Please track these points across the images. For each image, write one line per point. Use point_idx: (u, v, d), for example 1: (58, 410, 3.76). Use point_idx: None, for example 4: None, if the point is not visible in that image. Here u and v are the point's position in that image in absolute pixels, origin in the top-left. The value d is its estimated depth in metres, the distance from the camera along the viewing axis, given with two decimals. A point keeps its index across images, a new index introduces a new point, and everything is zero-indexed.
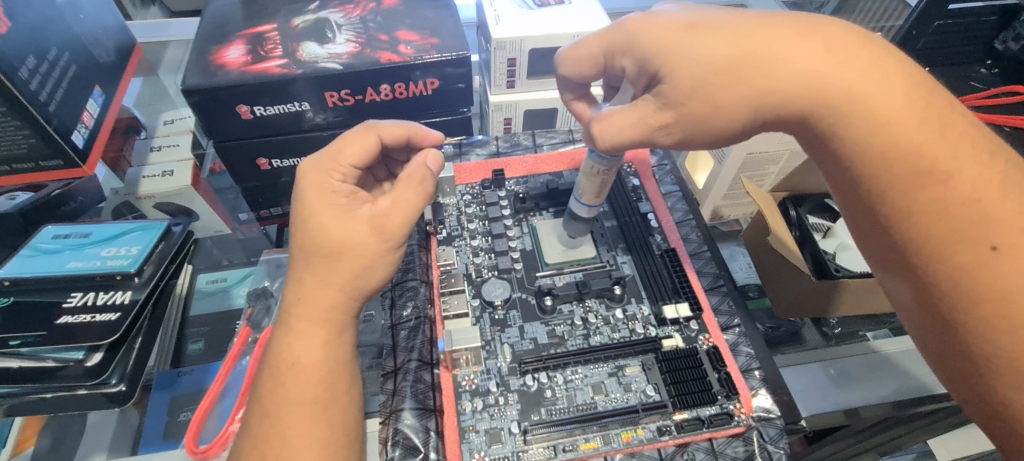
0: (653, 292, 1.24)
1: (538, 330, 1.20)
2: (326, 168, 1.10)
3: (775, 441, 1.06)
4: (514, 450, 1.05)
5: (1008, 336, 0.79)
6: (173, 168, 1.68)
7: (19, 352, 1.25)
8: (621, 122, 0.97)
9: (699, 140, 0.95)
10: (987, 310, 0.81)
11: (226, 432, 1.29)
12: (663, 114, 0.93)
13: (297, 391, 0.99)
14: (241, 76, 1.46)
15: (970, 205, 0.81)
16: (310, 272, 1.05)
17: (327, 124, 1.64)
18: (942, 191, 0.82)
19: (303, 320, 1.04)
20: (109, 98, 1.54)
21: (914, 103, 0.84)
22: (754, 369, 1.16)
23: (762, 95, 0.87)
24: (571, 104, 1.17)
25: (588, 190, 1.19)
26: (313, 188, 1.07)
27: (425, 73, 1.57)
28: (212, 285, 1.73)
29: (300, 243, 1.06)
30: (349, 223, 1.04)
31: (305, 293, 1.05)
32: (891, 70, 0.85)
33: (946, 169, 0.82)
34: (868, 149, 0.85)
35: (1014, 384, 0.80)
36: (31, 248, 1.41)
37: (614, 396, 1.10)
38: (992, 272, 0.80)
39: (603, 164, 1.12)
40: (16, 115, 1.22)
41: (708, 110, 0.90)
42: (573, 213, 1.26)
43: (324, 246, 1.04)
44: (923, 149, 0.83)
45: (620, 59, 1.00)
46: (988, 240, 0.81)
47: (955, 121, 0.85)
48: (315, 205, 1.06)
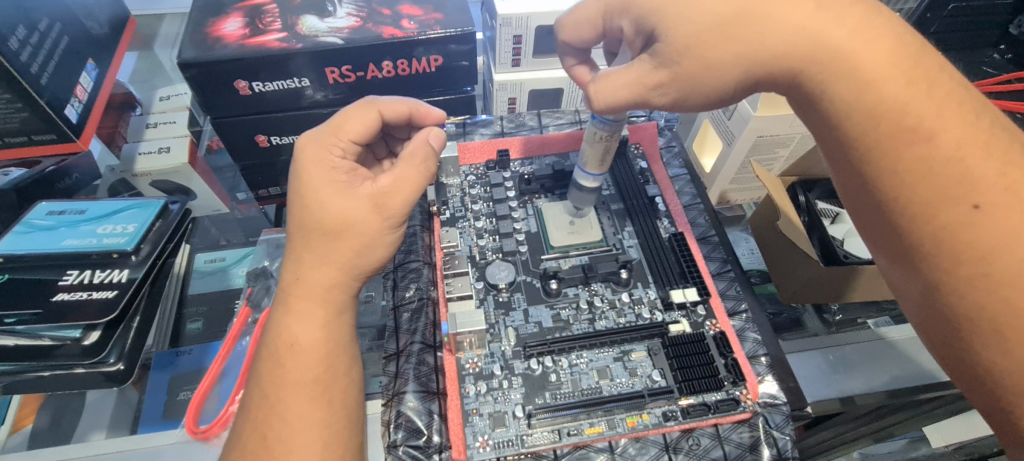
0: (660, 277, 1.22)
1: (542, 313, 1.18)
2: (326, 142, 1.07)
3: (781, 427, 1.06)
4: (518, 433, 1.03)
5: (989, 295, 0.78)
6: (170, 145, 1.66)
7: (15, 330, 1.23)
8: (619, 81, 0.93)
9: (692, 101, 0.93)
10: (969, 270, 0.79)
11: (226, 412, 1.26)
12: (658, 74, 0.91)
13: (297, 372, 0.97)
14: (239, 50, 1.42)
15: (953, 164, 0.79)
16: (309, 251, 1.03)
17: (327, 101, 1.60)
18: (926, 149, 0.80)
19: (302, 300, 1.02)
20: (103, 72, 1.50)
21: (900, 60, 0.82)
22: (760, 355, 1.15)
23: (755, 52, 0.85)
24: (572, 69, 1.14)
25: (592, 158, 1.19)
26: (312, 163, 1.05)
27: (428, 50, 1.52)
28: (211, 264, 1.71)
29: (297, 220, 1.03)
30: (349, 199, 1.02)
31: (305, 272, 1.03)
32: (880, 35, 0.82)
33: (931, 126, 0.80)
34: (854, 110, 0.83)
35: (996, 347, 0.78)
36: (25, 224, 1.37)
37: (619, 381, 1.09)
38: (976, 231, 0.78)
39: (605, 129, 1.12)
40: (7, 88, 1.18)
41: (699, 69, 0.88)
42: (577, 183, 1.25)
43: (324, 223, 1.01)
44: (910, 106, 0.80)
45: (620, 20, 0.98)
46: (970, 198, 0.79)
47: (942, 82, 0.82)
48: (314, 181, 1.03)
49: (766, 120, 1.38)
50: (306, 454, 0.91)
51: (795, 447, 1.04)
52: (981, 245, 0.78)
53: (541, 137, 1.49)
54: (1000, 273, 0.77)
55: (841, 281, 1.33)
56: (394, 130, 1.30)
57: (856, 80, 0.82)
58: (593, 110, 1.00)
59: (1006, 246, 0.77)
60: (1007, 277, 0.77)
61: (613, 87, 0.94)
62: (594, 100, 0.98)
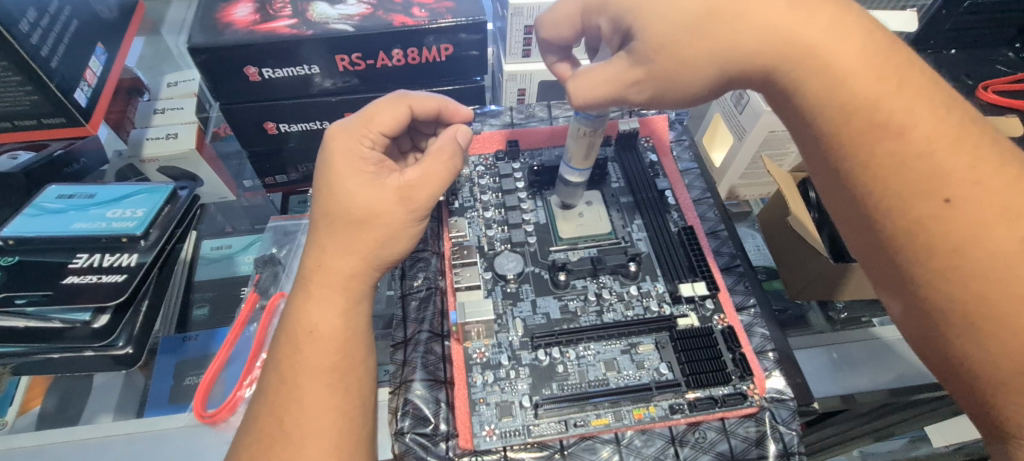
0: (669, 270, 1.21)
1: (550, 304, 1.18)
2: (356, 133, 1.08)
3: (787, 422, 1.06)
4: (525, 423, 1.04)
5: (968, 290, 0.77)
6: (177, 131, 1.66)
7: (26, 312, 1.23)
8: (597, 78, 0.93)
9: (667, 100, 0.92)
10: (941, 262, 0.79)
11: (235, 397, 1.29)
12: (635, 71, 0.90)
13: (314, 359, 0.98)
14: (248, 35, 1.41)
15: (925, 158, 0.79)
16: (332, 239, 1.03)
17: (336, 89, 1.59)
18: (897, 144, 0.79)
19: (322, 287, 1.02)
20: (111, 56, 1.49)
21: (870, 57, 0.81)
22: (768, 350, 1.14)
23: (732, 51, 0.83)
24: (554, 66, 1.13)
25: (576, 153, 1.18)
26: (342, 153, 1.05)
27: (438, 39, 1.51)
28: (217, 251, 1.71)
29: (323, 208, 1.04)
30: (375, 190, 1.02)
31: (326, 260, 1.03)
32: (851, 31, 0.82)
33: (901, 121, 0.79)
34: (827, 106, 0.82)
35: (972, 339, 0.79)
36: (35, 207, 1.38)
37: (626, 373, 1.09)
38: (946, 226, 0.78)
39: (588, 125, 1.11)
40: (17, 70, 1.18)
41: (676, 66, 0.86)
42: (563, 177, 1.25)
43: (351, 212, 1.02)
44: (882, 102, 0.80)
45: (597, 17, 0.96)
46: (940, 192, 0.78)
47: (914, 77, 0.82)
48: (342, 170, 1.04)
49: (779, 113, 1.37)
50: (321, 441, 0.92)
51: (802, 443, 1.05)
52: (953, 237, 0.78)
53: (551, 129, 1.49)
54: (973, 265, 0.77)
55: (838, 277, 1.32)
56: (420, 125, 1.30)
57: (830, 76, 0.81)
58: (573, 105, 0.99)
59: (977, 240, 0.77)
60: (980, 270, 0.77)
61: (591, 82, 0.93)
62: (572, 96, 0.97)
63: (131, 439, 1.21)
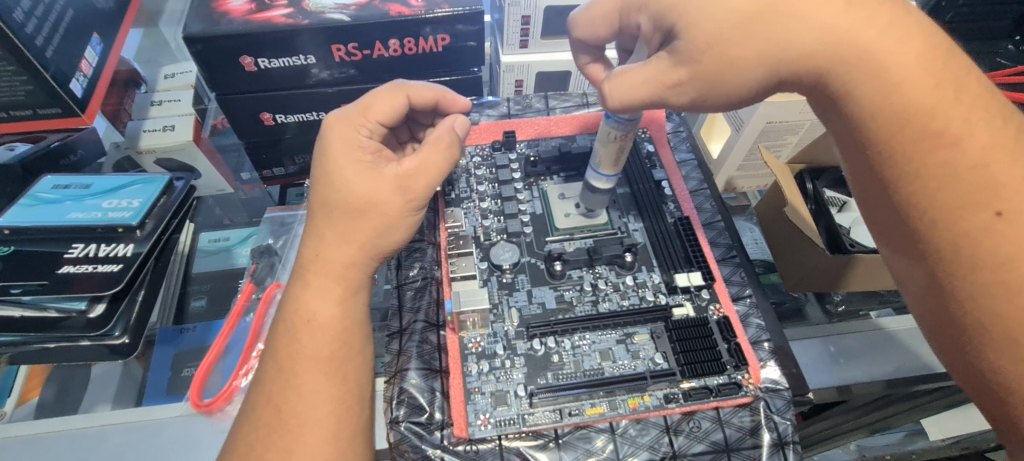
0: (665, 261, 1.21)
1: (546, 294, 1.18)
2: (354, 122, 1.08)
3: (782, 412, 1.06)
4: (520, 412, 1.04)
5: (1007, 302, 0.77)
6: (174, 123, 1.66)
7: (21, 301, 1.23)
8: (636, 79, 0.92)
9: (710, 102, 0.91)
10: (987, 276, 0.78)
11: (231, 387, 1.28)
12: (677, 72, 0.88)
13: (311, 348, 0.98)
14: (245, 25, 1.40)
15: (979, 170, 0.79)
16: (331, 227, 1.03)
17: (333, 80, 1.59)
18: (951, 154, 0.80)
19: (320, 276, 1.02)
20: (107, 47, 1.48)
21: (929, 63, 0.81)
22: (763, 341, 1.14)
23: (781, 52, 0.83)
24: (585, 67, 1.10)
25: (605, 158, 1.14)
26: (339, 142, 1.05)
27: (435, 29, 1.51)
28: (215, 244, 1.72)
29: (321, 197, 1.04)
30: (372, 179, 1.02)
31: (324, 249, 1.03)
32: (910, 35, 0.81)
33: (958, 132, 0.80)
34: (878, 112, 0.83)
35: (1005, 350, 0.78)
36: (31, 197, 1.38)
37: (622, 363, 1.09)
38: (994, 238, 0.78)
39: (620, 128, 1.07)
40: (13, 59, 1.18)
41: (721, 67, 0.85)
42: (590, 184, 1.21)
43: (348, 201, 1.02)
44: (937, 110, 0.80)
45: (637, 15, 0.95)
46: (993, 205, 0.78)
47: (969, 86, 0.82)
48: (339, 159, 1.04)
49: (777, 104, 1.37)
50: (318, 429, 0.92)
51: (796, 432, 1.05)
52: (1001, 252, 0.77)
53: (547, 121, 1.47)
54: (1018, 280, 0.76)
55: (837, 269, 1.32)
56: (418, 115, 1.30)
57: (884, 80, 0.81)
58: (607, 108, 0.97)
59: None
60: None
61: (631, 83, 0.92)
62: (608, 98, 0.96)
63: (128, 428, 1.21)
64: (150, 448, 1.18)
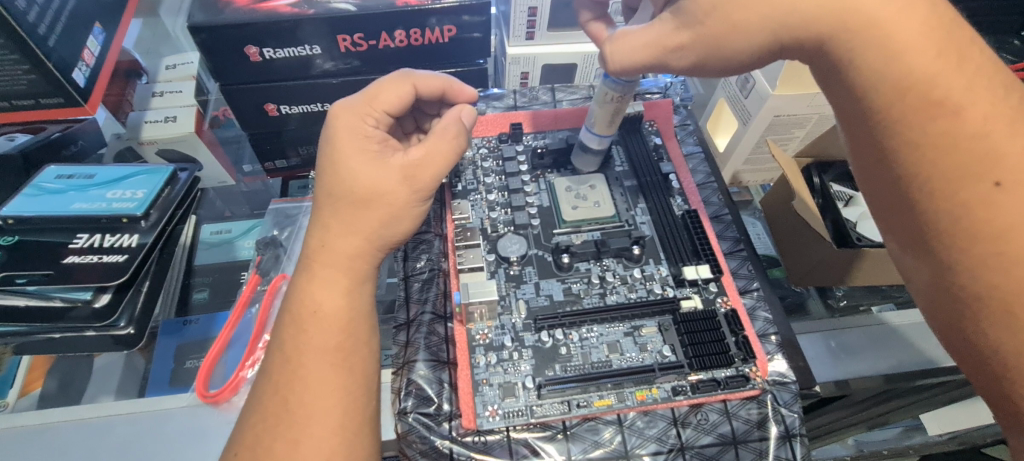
0: (673, 254, 1.21)
1: (553, 287, 1.18)
2: (360, 111, 1.07)
3: (789, 405, 1.06)
4: (528, 404, 1.03)
5: (1005, 273, 0.78)
6: (176, 114, 1.65)
7: (27, 291, 1.23)
8: (639, 40, 0.93)
9: (709, 66, 0.91)
10: (985, 248, 0.79)
11: (238, 377, 1.28)
12: (681, 34, 0.89)
13: (319, 339, 0.97)
14: (249, 14, 1.39)
15: (979, 139, 0.79)
16: (336, 217, 1.03)
17: (337, 71, 1.58)
18: (952, 123, 0.79)
19: (325, 268, 1.02)
20: (109, 36, 1.47)
21: (933, 32, 0.80)
22: (771, 334, 1.14)
23: (784, 16, 0.82)
24: (588, 24, 1.12)
25: (600, 119, 1.23)
26: (345, 131, 1.05)
27: (441, 20, 1.50)
28: (216, 236, 1.70)
29: (327, 187, 1.04)
30: (380, 169, 1.02)
31: (330, 240, 1.03)
32: (915, 4, 0.81)
33: (959, 101, 0.79)
34: (881, 83, 0.81)
35: (1002, 323, 0.79)
36: (34, 187, 1.37)
37: (629, 355, 1.08)
38: (994, 208, 0.79)
39: (618, 90, 1.15)
40: (14, 48, 1.17)
41: (725, 29, 0.85)
42: (585, 144, 1.30)
43: (354, 191, 1.02)
44: (939, 78, 0.79)
45: None
46: (991, 176, 0.79)
47: (973, 55, 0.82)
48: (346, 148, 1.03)
49: (788, 97, 1.36)
50: (326, 420, 0.92)
51: (803, 425, 1.05)
52: (996, 225, 0.78)
53: (554, 112, 1.46)
54: (1015, 250, 0.78)
55: (844, 263, 1.32)
56: (424, 105, 1.29)
57: (889, 48, 0.80)
58: (607, 71, 1.00)
59: (1022, 224, 0.77)
60: (1021, 255, 0.78)
61: (633, 46, 0.93)
62: (608, 60, 0.98)
63: (132, 419, 1.20)
64: (157, 439, 1.17)
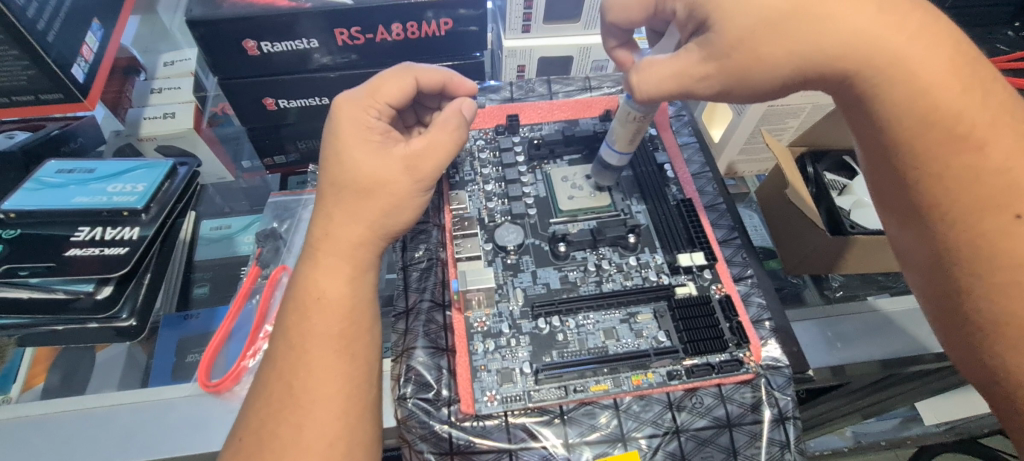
0: (667, 242, 1.22)
1: (550, 275, 1.19)
2: (362, 104, 1.08)
3: (782, 388, 1.08)
4: (525, 389, 1.05)
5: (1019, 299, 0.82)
6: (175, 110, 1.67)
7: (30, 283, 1.26)
8: (664, 71, 0.91)
9: (736, 95, 0.91)
10: (1005, 277, 0.83)
11: (238, 367, 1.29)
12: (706, 65, 0.88)
13: (321, 326, 0.99)
14: (247, 8, 1.40)
15: (1001, 173, 0.83)
16: (339, 207, 1.04)
17: (335, 65, 1.59)
18: (976, 158, 0.83)
19: (329, 256, 1.03)
20: (108, 33, 1.48)
21: (963, 70, 0.83)
22: (764, 319, 1.16)
23: (805, 51, 0.83)
24: (614, 51, 1.10)
25: (622, 137, 1.18)
26: (349, 122, 1.06)
27: (437, 14, 1.51)
28: (216, 231, 1.72)
29: (330, 177, 1.05)
30: (383, 159, 1.04)
31: (334, 229, 1.04)
32: (949, 42, 0.84)
33: (982, 136, 0.83)
34: (907, 120, 0.85)
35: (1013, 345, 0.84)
36: (36, 182, 1.39)
37: (625, 341, 1.10)
38: (1011, 239, 0.83)
39: (640, 110, 1.11)
40: (14, 44, 1.18)
41: (749, 62, 0.85)
42: (603, 160, 1.25)
43: (358, 181, 1.03)
44: (964, 114, 0.83)
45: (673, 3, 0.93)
46: (1012, 209, 0.83)
47: (996, 90, 0.85)
48: (349, 140, 1.05)
49: None
50: (328, 405, 0.93)
51: (796, 407, 1.07)
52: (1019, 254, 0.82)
53: (549, 105, 1.48)
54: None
55: (837, 251, 1.34)
56: (426, 98, 1.30)
57: (917, 85, 0.83)
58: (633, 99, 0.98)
59: None
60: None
61: (657, 74, 0.92)
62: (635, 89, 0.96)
63: (137, 408, 1.21)
64: (159, 427, 1.18)
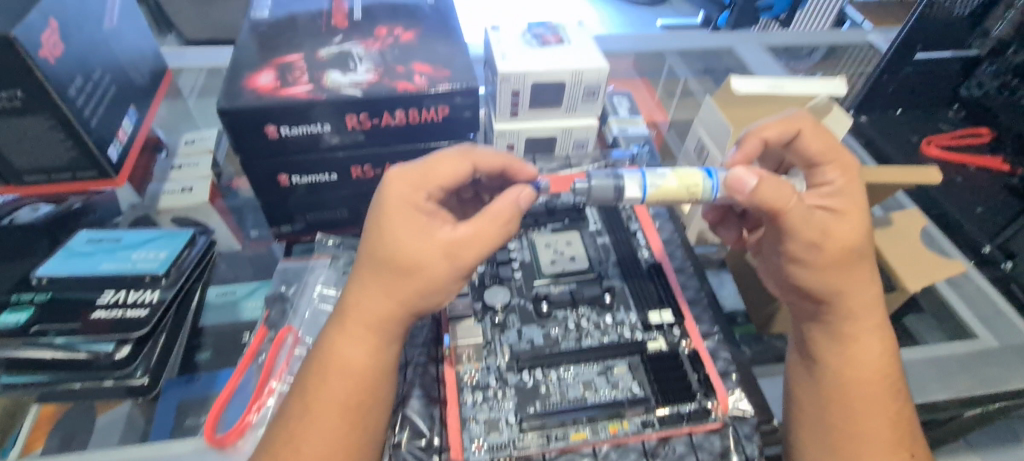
0: (640, 301, 1.36)
1: (534, 332, 1.31)
2: (417, 183, 1.13)
3: (750, 438, 1.16)
4: (511, 438, 1.14)
5: None
6: (192, 186, 1.86)
7: (54, 343, 1.36)
8: None
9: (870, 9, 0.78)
10: None
11: (244, 421, 1.36)
12: None
13: (336, 391, 1.09)
14: (270, 99, 1.62)
15: None
16: (377, 284, 1.10)
17: (344, 145, 1.78)
18: None
19: (357, 326, 1.11)
20: (141, 116, 1.70)
21: None
22: (731, 372, 1.25)
23: None
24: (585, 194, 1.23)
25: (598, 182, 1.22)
26: (399, 200, 1.10)
27: (436, 102, 1.73)
28: (222, 297, 1.83)
29: (370, 250, 1.10)
30: (425, 244, 1.07)
31: (366, 302, 1.11)
32: None
33: None
34: None
35: None
36: (67, 250, 1.53)
37: (602, 392, 1.20)
38: None
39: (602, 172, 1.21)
40: (63, 131, 1.38)
41: None
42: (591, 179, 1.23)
43: (397, 262, 1.08)
44: None
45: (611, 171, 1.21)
46: None
47: None
48: (395, 220, 1.09)
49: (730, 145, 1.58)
50: None
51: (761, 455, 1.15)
52: None
53: None
54: None
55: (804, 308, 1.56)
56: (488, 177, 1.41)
57: None
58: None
59: None
60: None
61: None
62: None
63: None
64: None
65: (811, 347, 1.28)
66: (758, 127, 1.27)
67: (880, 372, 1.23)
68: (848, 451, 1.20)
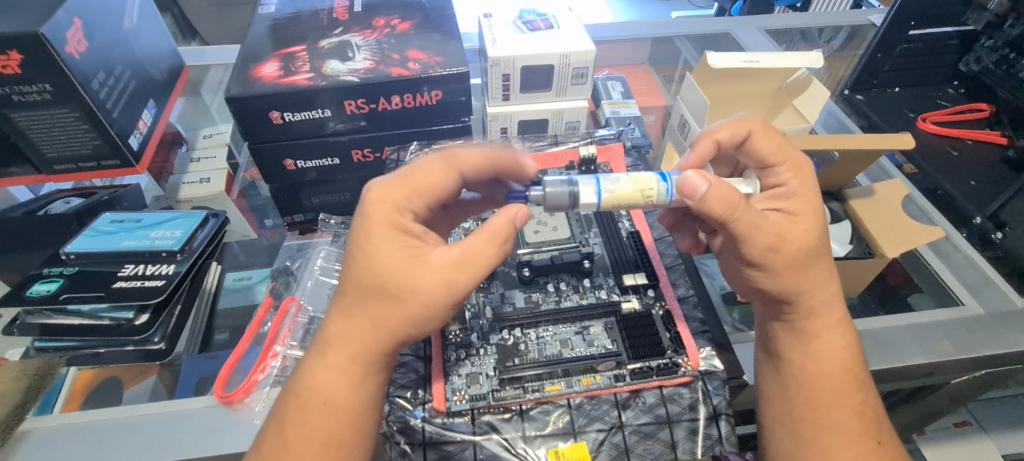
0: (617, 268, 1.42)
1: (517, 296, 1.39)
2: (398, 202, 1.09)
3: (717, 390, 1.23)
4: (490, 389, 1.22)
5: None
6: (210, 176, 1.98)
7: (81, 311, 1.51)
8: None
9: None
10: None
11: (250, 380, 1.47)
12: None
13: (318, 423, 1.08)
14: (275, 87, 1.73)
15: None
16: (362, 310, 1.08)
17: (346, 130, 1.89)
18: None
19: (339, 355, 1.09)
20: (159, 111, 1.83)
21: None
22: (704, 333, 1.31)
23: None
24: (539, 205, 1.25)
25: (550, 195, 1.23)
26: (381, 223, 1.07)
27: (430, 87, 1.82)
28: (239, 282, 1.91)
29: (354, 278, 1.07)
30: (417, 269, 1.05)
31: (348, 328, 1.09)
32: None
33: None
34: None
35: None
36: (93, 230, 1.66)
37: (578, 349, 1.27)
38: None
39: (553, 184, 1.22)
40: (87, 120, 1.51)
41: None
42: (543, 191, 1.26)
43: (386, 288, 1.05)
44: None
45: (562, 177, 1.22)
46: None
47: None
48: (381, 245, 1.05)
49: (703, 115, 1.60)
50: None
51: (729, 407, 1.22)
52: None
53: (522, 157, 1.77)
54: None
55: None
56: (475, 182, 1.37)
57: None
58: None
59: None
60: None
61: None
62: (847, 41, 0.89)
63: (162, 417, 1.40)
64: (179, 433, 1.35)
65: (779, 341, 1.33)
66: (711, 128, 1.27)
67: (845, 344, 1.27)
68: (817, 442, 1.23)
